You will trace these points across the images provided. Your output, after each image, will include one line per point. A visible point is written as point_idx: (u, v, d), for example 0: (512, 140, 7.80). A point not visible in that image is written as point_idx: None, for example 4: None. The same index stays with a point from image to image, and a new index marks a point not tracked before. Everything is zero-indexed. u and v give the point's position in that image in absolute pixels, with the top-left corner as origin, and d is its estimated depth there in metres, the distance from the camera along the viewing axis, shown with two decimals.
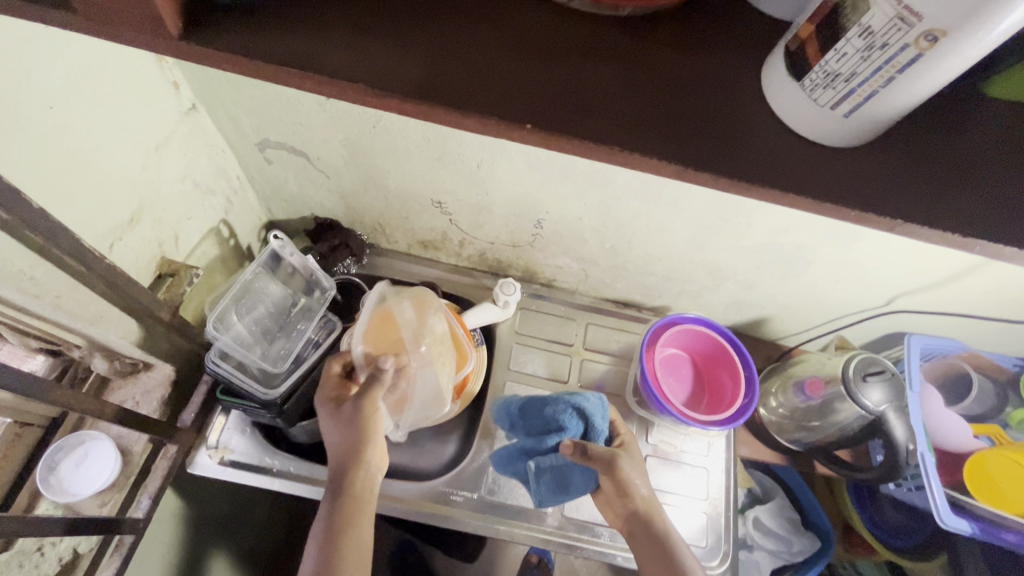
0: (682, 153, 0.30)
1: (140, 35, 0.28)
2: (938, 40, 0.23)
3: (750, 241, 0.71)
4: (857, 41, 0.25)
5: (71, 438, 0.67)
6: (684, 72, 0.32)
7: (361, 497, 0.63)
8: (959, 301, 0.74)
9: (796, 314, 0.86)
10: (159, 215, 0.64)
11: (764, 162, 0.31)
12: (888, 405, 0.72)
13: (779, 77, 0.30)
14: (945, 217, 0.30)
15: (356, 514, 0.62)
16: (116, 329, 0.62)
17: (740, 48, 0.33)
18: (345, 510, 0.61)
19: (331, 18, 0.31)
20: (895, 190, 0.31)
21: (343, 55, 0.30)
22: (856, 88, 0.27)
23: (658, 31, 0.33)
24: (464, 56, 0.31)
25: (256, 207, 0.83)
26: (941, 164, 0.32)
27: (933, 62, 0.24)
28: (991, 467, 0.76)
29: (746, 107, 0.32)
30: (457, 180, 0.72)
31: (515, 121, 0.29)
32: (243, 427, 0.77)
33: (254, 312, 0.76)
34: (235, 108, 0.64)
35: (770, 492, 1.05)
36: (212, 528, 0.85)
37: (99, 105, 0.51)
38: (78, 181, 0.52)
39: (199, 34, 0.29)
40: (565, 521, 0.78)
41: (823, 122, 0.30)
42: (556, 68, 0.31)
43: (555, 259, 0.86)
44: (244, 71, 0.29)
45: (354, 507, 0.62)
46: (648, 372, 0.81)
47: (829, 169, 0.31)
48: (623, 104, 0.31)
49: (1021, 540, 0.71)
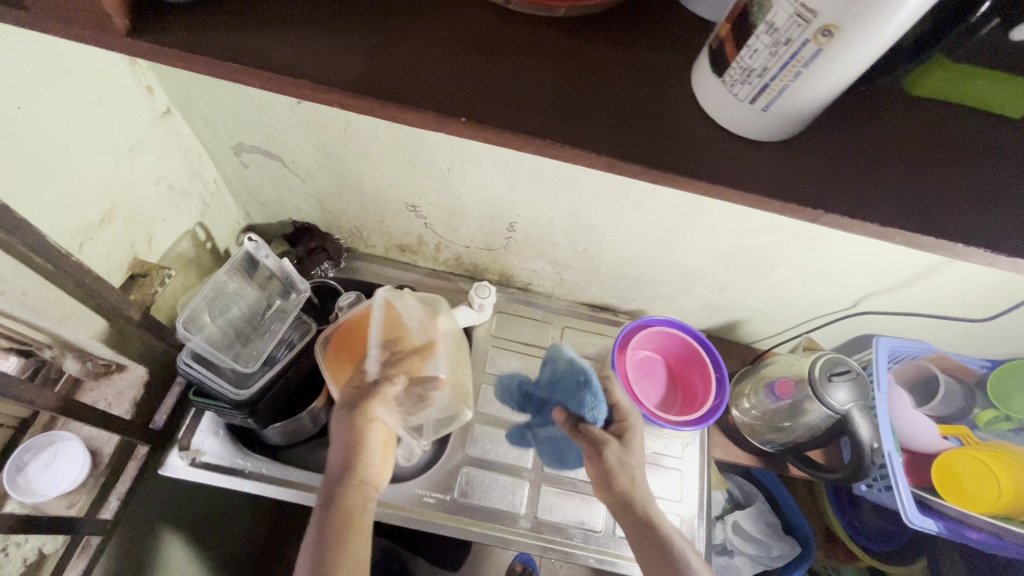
0: (612, 145, 0.31)
1: (89, 33, 0.30)
2: (833, 35, 0.25)
3: (716, 242, 0.73)
4: (765, 37, 0.27)
5: (42, 438, 0.68)
6: (617, 69, 0.34)
7: (354, 509, 0.60)
8: (923, 303, 0.76)
9: (768, 317, 0.87)
10: (133, 216, 0.65)
11: (692, 153, 0.32)
12: (853, 404, 0.73)
13: (705, 74, 0.32)
14: (866, 208, 0.32)
15: (347, 527, 0.58)
16: (85, 328, 0.63)
17: (675, 48, 0.35)
18: (336, 521, 0.59)
19: (281, 19, 0.33)
20: (820, 182, 0.33)
21: (289, 52, 0.31)
22: (769, 83, 0.29)
23: (594, 31, 0.35)
24: (406, 56, 0.32)
25: (234, 211, 0.84)
26: (866, 157, 0.34)
27: (832, 56, 0.26)
28: (957, 466, 0.77)
29: (678, 104, 0.33)
30: (429, 183, 0.73)
31: (453, 114, 0.31)
32: (217, 429, 0.77)
33: (228, 314, 0.77)
34: (210, 112, 0.66)
35: (750, 496, 1.04)
36: (185, 533, 0.84)
37: (69, 107, 0.52)
38: (48, 180, 0.53)
39: (149, 32, 0.31)
40: (539, 523, 0.78)
41: (745, 116, 0.31)
42: (497, 67, 0.33)
43: (530, 262, 0.87)
44: (192, 67, 0.31)
45: (344, 521, 0.59)
46: (620, 374, 0.81)
47: (755, 162, 0.33)
48: (559, 100, 0.32)
49: (986, 538, 0.72)
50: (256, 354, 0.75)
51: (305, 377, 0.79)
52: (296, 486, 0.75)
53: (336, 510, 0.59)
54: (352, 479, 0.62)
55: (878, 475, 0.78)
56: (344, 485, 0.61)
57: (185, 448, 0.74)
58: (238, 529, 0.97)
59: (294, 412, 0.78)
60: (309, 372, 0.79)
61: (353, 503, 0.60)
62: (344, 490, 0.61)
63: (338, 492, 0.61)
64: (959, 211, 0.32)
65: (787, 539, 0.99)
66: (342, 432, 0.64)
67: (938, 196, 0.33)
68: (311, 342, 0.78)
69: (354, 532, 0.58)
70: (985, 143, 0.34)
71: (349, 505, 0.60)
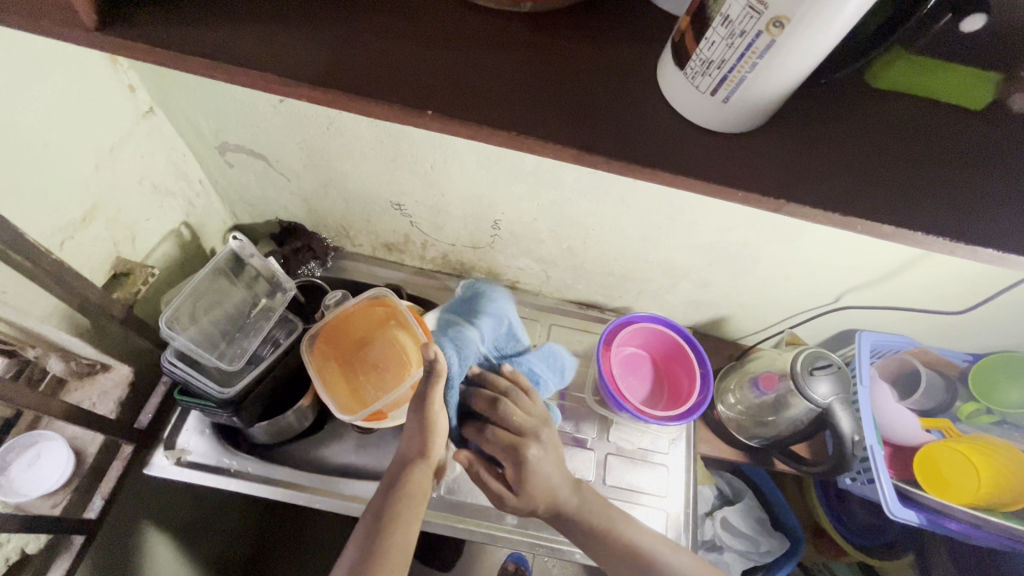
0: (578, 137, 0.32)
1: (57, 27, 0.30)
2: (784, 26, 0.26)
3: (698, 239, 0.74)
4: (721, 29, 0.28)
5: (24, 438, 0.67)
6: (584, 62, 0.34)
7: (417, 492, 0.61)
8: (903, 297, 0.77)
9: (753, 313, 0.88)
10: (116, 215, 0.66)
11: (657, 145, 0.33)
12: (835, 398, 0.74)
13: (669, 66, 0.33)
14: (828, 198, 0.32)
15: (410, 508, 0.59)
16: (68, 327, 0.63)
17: (641, 43, 0.36)
18: (400, 500, 0.59)
19: (252, 14, 0.33)
20: (783, 173, 0.33)
21: (260, 48, 0.32)
22: (728, 74, 0.29)
23: (561, 26, 0.35)
24: (376, 51, 0.33)
25: (220, 210, 0.84)
26: (829, 148, 0.34)
27: (786, 47, 0.26)
28: (940, 459, 0.78)
29: (644, 97, 0.34)
30: (413, 182, 0.73)
31: (421, 108, 0.31)
32: (203, 428, 0.77)
33: (212, 313, 0.77)
34: (193, 111, 0.66)
35: (739, 492, 1.05)
36: (172, 534, 0.84)
37: (48, 104, 0.52)
38: (30, 178, 0.53)
39: (118, 26, 0.31)
40: (525, 519, 0.78)
41: (709, 108, 0.32)
42: (465, 62, 0.33)
43: (516, 260, 0.87)
44: (161, 61, 0.31)
45: (405, 503, 0.59)
46: (606, 371, 0.82)
47: (719, 153, 0.33)
48: (526, 93, 0.33)
49: (965, 528, 0.72)
50: (241, 352, 0.75)
51: (291, 376, 0.79)
52: (283, 485, 0.76)
53: (401, 491, 0.60)
54: (419, 465, 0.63)
55: (861, 469, 0.79)
56: (411, 469, 0.62)
57: (171, 447, 0.74)
58: (227, 529, 0.97)
59: (280, 411, 0.78)
60: (296, 371, 0.79)
61: (417, 485, 0.61)
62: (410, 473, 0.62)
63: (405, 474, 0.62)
64: (920, 200, 0.33)
65: (776, 534, 0.99)
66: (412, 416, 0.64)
67: (899, 185, 0.33)
68: (297, 341, 0.78)
69: (415, 513, 0.59)
70: (946, 133, 0.35)
71: (410, 489, 0.61)
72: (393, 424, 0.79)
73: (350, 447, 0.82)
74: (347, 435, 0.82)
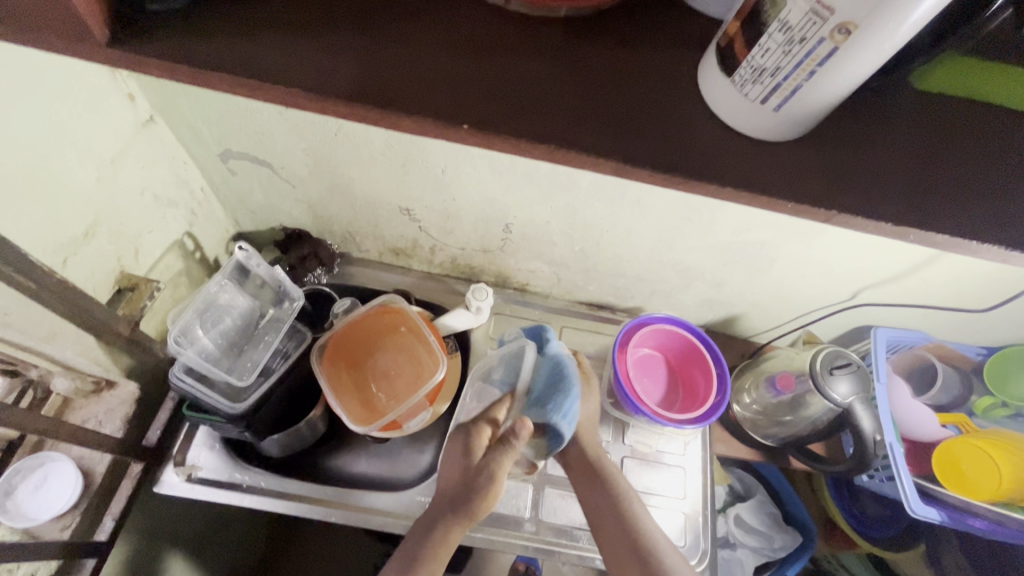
0: (622, 149, 0.30)
1: (65, 41, 0.28)
2: (850, 33, 0.24)
3: (715, 239, 0.72)
4: (778, 36, 0.26)
5: (30, 459, 0.64)
6: (621, 68, 0.33)
7: (447, 548, 0.61)
8: (922, 294, 0.76)
9: (766, 312, 0.87)
10: (119, 229, 0.63)
11: (700, 155, 0.31)
12: (855, 397, 0.73)
13: (712, 73, 0.31)
14: (878, 206, 0.31)
15: (439, 560, 0.60)
16: (73, 346, 0.62)
17: (676, 45, 0.34)
18: (435, 556, 0.60)
19: (267, 24, 0.31)
20: (830, 183, 0.32)
21: (281, 59, 0.30)
22: (781, 82, 0.28)
23: (595, 31, 0.34)
24: (403, 62, 0.31)
25: (222, 219, 0.82)
26: (875, 154, 0.33)
27: (849, 55, 0.25)
28: (961, 457, 0.77)
29: (684, 105, 0.33)
30: (423, 187, 0.72)
31: (455, 121, 0.30)
32: (212, 442, 0.75)
33: (220, 325, 0.75)
34: (194, 118, 0.63)
35: (751, 489, 1.04)
36: (181, 549, 0.82)
37: (46, 116, 0.50)
38: (31, 196, 0.51)
39: (129, 40, 0.29)
40: (543, 526, 0.77)
41: (757, 117, 0.31)
42: (497, 70, 0.32)
43: (526, 263, 0.86)
44: (177, 77, 0.30)
45: (439, 548, 0.60)
46: (622, 374, 0.81)
47: (762, 162, 0.32)
48: (563, 102, 0.31)
49: (987, 526, 0.72)
50: (249, 365, 0.73)
51: (300, 387, 0.77)
52: (298, 499, 0.75)
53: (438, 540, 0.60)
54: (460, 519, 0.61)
55: (880, 466, 0.79)
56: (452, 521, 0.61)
57: (181, 463, 0.73)
58: (235, 540, 0.95)
59: (292, 423, 0.77)
60: (308, 383, 0.78)
61: (454, 540, 0.61)
62: (450, 522, 0.61)
63: (445, 525, 0.61)
64: (971, 207, 0.32)
65: (788, 530, 0.98)
66: (462, 476, 0.63)
67: (951, 192, 0.32)
68: (307, 351, 0.76)
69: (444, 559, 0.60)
70: (993, 136, 0.34)
71: (444, 545, 0.60)
72: (408, 433, 0.77)
73: (364, 456, 0.80)
74: (358, 445, 0.81)
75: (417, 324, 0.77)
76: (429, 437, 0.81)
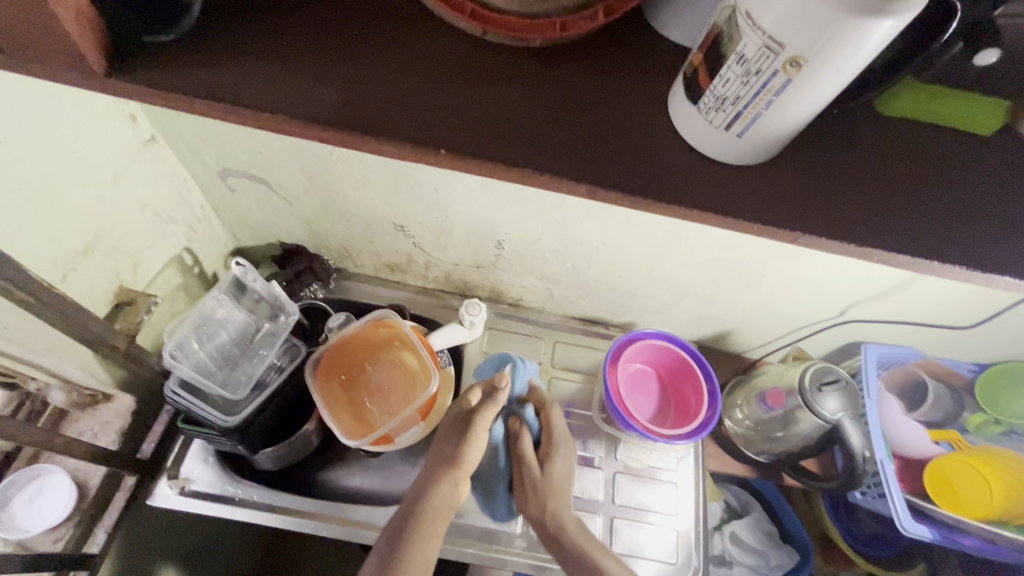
0: (592, 172, 0.32)
1: (63, 71, 0.30)
2: (801, 65, 0.26)
3: (703, 256, 0.73)
4: (736, 67, 0.28)
5: (26, 472, 0.65)
6: (595, 95, 0.34)
7: (441, 511, 0.60)
8: (910, 310, 0.76)
9: (758, 328, 0.88)
10: (119, 245, 0.65)
11: (669, 178, 0.32)
12: (843, 414, 0.75)
13: (681, 101, 0.33)
14: (843, 228, 0.32)
15: (433, 526, 0.58)
16: (70, 359, 0.63)
17: (649, 73, 0.36)
18: (429, 518, 0.58)
19: (256, 53, 0.33)
20: (796, 205, 0.33)
21: (268, 87, 0.32)
22: (743, 110, 0.29)
23: (569, 59, 0.35)
24: (386, 89, 0.33)
25: (221, 234, 0.84)
26: (840, 176, 0.34)
27: (802, 85, 0.27)
28: (949, 471, 0.78)
29: (655, 130, 0.34)
30: (416, 205, 0.73)
31: (433, 146, 0.31)
32: (206, 456, 0.76)
33: (215, 339, 0.76)
34: (194, 137, 0.65)
35: (747, 506, 1.01)
36: (174, 561, 0.83)
37: (50, 136, 0.52)
38: (34, 214, 0.53)
39: (126, 70, 0.31)
40: (534, 542, 0.77)
41: (723, 142, 0.32)
42: (475, 97, 0.33)
43: (519, 279, 0.87)
44: (171, 104, 0.31)
45: (425, 515, 0.59)
46: (611, 389, 0.81)
47: (731, 185, 0.33)
48: (538, 128, 0.33)
49: (980, 545, 0.72)
50: (244, 378, 0.74)
51: (291, 401, 0.77)
52: (288, 512, 0.75)
53: (425, 505, 0.59)
54: (447, 478, 0.61)
55: (872, 483, 0.78)
56: (440, 482, 0.61)
57: (175, 476, 0.73)
58: (230, 553, 0.95)
59: (286, 437, 0.77)
60: (301, 396, 0.79)
61: (445, 501, 0.60)
62: (438, 485, 0.61)
63: (432, 486, 0.61)
64: (935, 228, 0.33)
65: (785, 547, 0.97)
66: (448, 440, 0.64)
67: (913, 213, 0.33)
68: (301, 365, 0.77)
69: (438, 527, 0.59)
70: (957, 161, 0.35)
71: (438, 510, 0.59)
72: (399, 447, 0.78)
73: (354, 469, 0.81)
74: (352, 458, 0.82)
75: (412, 339, 0.78)
76: (422, 451, 0.82)
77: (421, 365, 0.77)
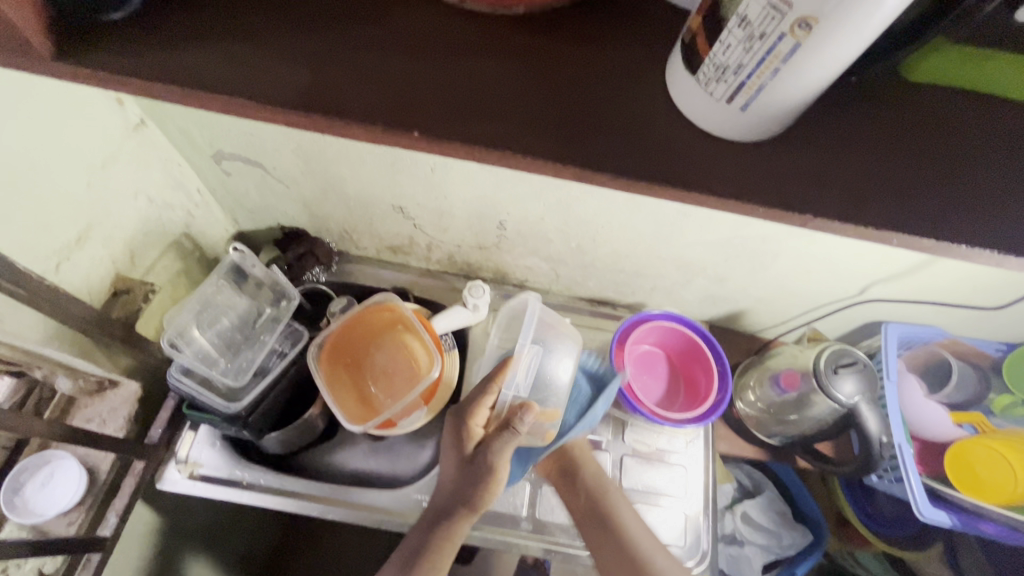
0: (581, 155, 0.29)
1: (6, 56, 0.28)
2: (811, 27, 0.23)
3: (714, 235, 0.69)
4: (737, 31, 0.25)
5: (36, 458, 0.67)
6: (583, 66, 0.31)
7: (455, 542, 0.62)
8: (937, 289, 0.72)
9: (772, 307, 0.84)
10: (112, 234, 0.64)
11: (664, 157, 0.30)
12: (860, 397, 0.71)
13: (679, 71, 0.30)
14: (860, 209, 0.29)
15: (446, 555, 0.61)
16: (70, 348, 0.64)
17: (645, 43, 0.33)
18: (441, 547, 0.61)
19: (213, 30, 0.31)
20: (805, 186, 0.30)
21: (232, 69, 0.30)
22: (745, 80, 0.26)
23: (558, 27, 0.32)
24: (358, 67, 0.30)
25: (221, 219, 0.83)
26: (858, 152, 0.31)
27: (813, 50, 0.23)
28: (971, 454, 0.75)
29: (649, 104, 0.31)
30: (414, 185, 0.71)
31: (405, 127, 0.29)
32: (214, 440, 0.76)
33: (217, 325, 0.76)
34: (185, 121, 0.64)
35: (760, 485, 0.99)
36: (189, 540, 0.85)
37: (31, 124, 0.50)
38: (20, 203, 0.52)
39: (75, 53, 0.29)
40: (540, 524, 0.76)
41: (724, 117, 0.29)
42: (454, 71, 0.31)
43: (524, 260, 0.84)
44: (124, 89, 0.29)
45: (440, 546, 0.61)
46: (618, 372, 0.79)
47: (734, 164, 0.30)
48: (522, 103, 0.30)
49: (999, 532, 0.69)
50: (246, 365, 0.74)
51: (297, 386, 0.77)
52: (296, 496, 0.76)
53: (440, 537, 0.61)
54: (464, 514, 0.62)
55: (888, 467, 0.76)
56: (455, 516, 0.62)
57: (183, 460, 0.74)
58: (246, 531, 0.98)
59: (291, 421, 0.78)
60: (305, 381, 0.78)
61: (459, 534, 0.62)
62: (452, 519, 0.62)
63: (446, 520, 0.62)
64: (962, 209, 0.29)
65: (797, 528, 0.94)
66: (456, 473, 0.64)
67: (941, 193, 0.30)
68: (303, 350, 0.76)
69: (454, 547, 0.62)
70: (989, 132, 0.32)
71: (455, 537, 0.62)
72: (402, 432, 0.77)
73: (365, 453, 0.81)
74: (357, 442, 0.81)
75: (417, 323, 0.76)
76: (428, 434, 0.81)
77: (424, 348, 0.76)
